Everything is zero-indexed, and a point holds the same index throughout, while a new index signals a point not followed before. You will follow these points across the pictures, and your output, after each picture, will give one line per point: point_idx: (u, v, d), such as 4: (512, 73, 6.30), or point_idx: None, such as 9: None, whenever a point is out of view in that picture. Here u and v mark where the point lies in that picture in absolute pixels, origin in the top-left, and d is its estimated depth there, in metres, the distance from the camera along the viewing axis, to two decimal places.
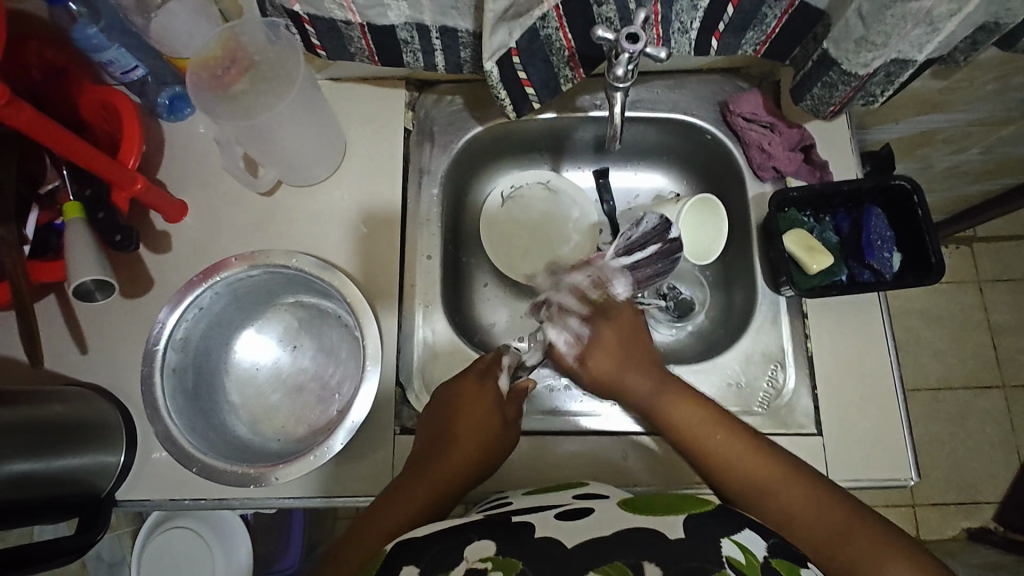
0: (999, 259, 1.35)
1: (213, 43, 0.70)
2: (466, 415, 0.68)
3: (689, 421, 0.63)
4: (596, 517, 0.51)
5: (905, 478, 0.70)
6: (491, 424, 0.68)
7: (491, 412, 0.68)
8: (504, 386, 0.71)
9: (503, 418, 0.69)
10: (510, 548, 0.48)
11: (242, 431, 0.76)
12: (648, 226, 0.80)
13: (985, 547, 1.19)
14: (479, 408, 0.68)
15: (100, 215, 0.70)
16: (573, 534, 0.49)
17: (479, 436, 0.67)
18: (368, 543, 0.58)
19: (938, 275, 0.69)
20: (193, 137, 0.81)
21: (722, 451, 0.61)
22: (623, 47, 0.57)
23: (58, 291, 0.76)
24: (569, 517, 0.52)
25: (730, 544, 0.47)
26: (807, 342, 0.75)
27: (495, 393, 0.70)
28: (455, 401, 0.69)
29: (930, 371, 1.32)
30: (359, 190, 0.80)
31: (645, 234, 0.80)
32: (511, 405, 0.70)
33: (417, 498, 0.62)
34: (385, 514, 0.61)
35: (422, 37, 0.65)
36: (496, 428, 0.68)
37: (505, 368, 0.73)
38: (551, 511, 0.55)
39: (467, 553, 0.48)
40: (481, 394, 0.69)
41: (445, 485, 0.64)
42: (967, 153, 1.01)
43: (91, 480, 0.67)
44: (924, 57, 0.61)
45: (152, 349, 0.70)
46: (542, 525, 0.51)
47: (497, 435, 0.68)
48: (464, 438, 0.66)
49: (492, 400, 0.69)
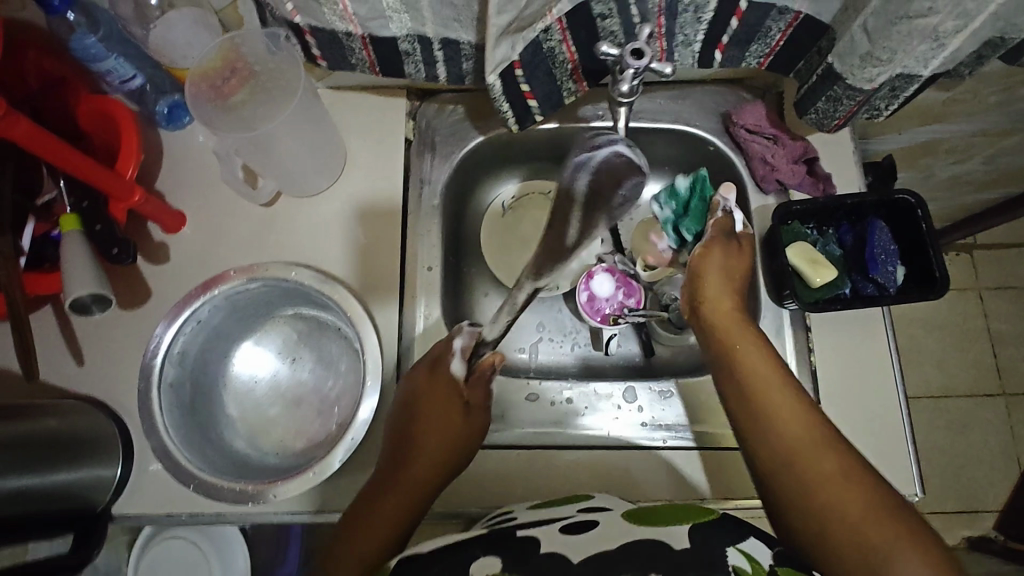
0: (999, 267, 1.35)
1: (212, 54, 0.68)
2: (427, 407, 0.67)
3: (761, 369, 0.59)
4: (601, 529, 0.51)
5: (910, 494, 0.69)
6: (455, 410, 0.66)
7: (455, 403, 0.67)
8: (460, 370, 0.68)
9: (467, 405, 0.67)
10: (516, 567, 0.47)
11: (240, 446, 0.75)
12: (611, 153, 0.76)
13: (985, 556, 1.18)
14: (441, 395, 0.67)
15: (97, 227, 0.69)
16: (576, 549, 0.48)
17: (446, 424, 0.66)
18: (356, 551, 0.60)
19: (943, 290, 0.68)
20: (192, 147, 0.80)
21: (772, 400, 0.57)
22: (627, 63, 0.56)
23: (55, 302, 0.75)
24: (574, 530, 0.52)
25: (734, 552, 0.46)
26: (811, 357, 0.74)
27: (451, 379, 0.68)
28: (412, 395, 0.68)
29: (930, 379, 1.31)
30: (360, 200, 0.79)
31: (602, 163, 0.77)
32: (473, 390, 0.68)
33: (397, 499, 0.63)
34: (370, 524, 0.61)
35: (424, 49, 0.64)
36: (460, 417, 0.66)
37: (456, 351, 0.69)
38: (556, 524, 0.54)
39: (472, 571, 0.48)
40: (437, 385, 0.67)
41: (424, 477, 0.64)
42: (969, 163, 1.00)
43: (87, 495, 0.67)
44: (929, 72, 0.60)
45: (149, 364, 0.70)
46: (547, 540, 0.50)
47: (463, 424, 0.66)
48: (430, 428, 0.65)
49: (450, 388, 0.67)
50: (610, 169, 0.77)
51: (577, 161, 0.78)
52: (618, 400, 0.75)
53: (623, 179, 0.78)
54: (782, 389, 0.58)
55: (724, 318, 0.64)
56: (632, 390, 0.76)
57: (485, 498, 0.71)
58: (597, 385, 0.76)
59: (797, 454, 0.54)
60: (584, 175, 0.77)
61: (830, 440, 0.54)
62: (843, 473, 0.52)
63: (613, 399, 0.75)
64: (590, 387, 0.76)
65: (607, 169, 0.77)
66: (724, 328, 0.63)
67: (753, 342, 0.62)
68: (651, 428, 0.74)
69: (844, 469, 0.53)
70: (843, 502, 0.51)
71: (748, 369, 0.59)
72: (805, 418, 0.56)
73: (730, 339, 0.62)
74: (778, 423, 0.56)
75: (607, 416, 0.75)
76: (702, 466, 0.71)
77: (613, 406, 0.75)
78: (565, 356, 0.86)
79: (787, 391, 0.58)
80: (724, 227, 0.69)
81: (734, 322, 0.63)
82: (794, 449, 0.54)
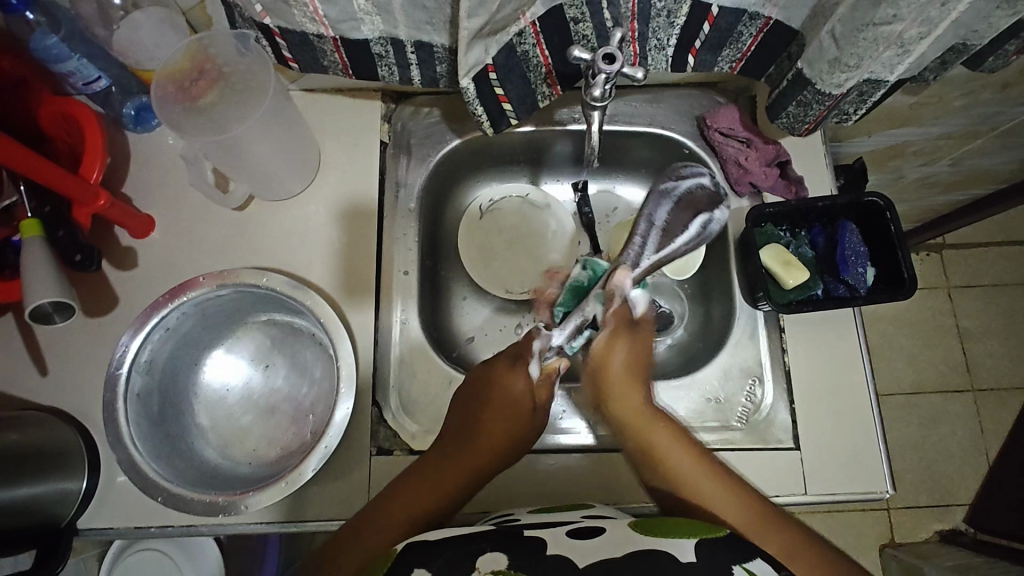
0: (966, 266, 1.38)
1: (179, 55, 0.67)
2: (493, 408, 0.69)
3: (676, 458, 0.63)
4: (607, 537, 0.51)
5: (881, 491, 0.70)
6: (523, 409, 0.70)
7: (523, 400, 0.70)
8: (533, 371, 0.71)
9: (534, 403, 0.71)
10: (518, 562, 0.47)
11: (210, 456, 0.74)
12: (697, 184, 0.72)
13: (956, 548, 1.21)
14: (513, 391, 0.70)
15: (60, 233, 0.67)
16: (583, 553, 0.48)
17: (509, 421, 0.69)
18: (371, 540, 0.60)
19: (911, 291, 0.70)
20: (160, 150, 0.78)
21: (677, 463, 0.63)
22: (599, 67, 0.57)
23: (17, 310, 0.73)
24: (582, 535, 0.52)
25: (740, 570, 0.47)
26: (785, 356, 0.75)
27: (527, 380, 0.71)
28: (486, 390, 0.70)
29: (902, 375, 1.34)
30: (333, 204, 0.78)
31: (688, 191, 0.71)
32: (542, 390, 0.71)
33: (419, 500, 0.62)
34: (381, 514, 0.61)
35: (397, 51, 0.64)
36: (528, 413, 0.70)
37: (534, 354, 0.72)
38: (561, 528, 0.54)
39: (478, 565, 0.47)
40: (513, 381, 0.70)
41: (449, 487, 0.64)
42: (936, 165, 1.03)
43: (49, 509, 0.64)
44: (895, 78, 0.62)
45: (115, 373, 0.68)
46: (552, 543, 0.50)
47: (527, 419, 0.70)
48: (492, 424, 0.68)
49: (524, 387, 0.70)
50: (696, 201, 0.71)
51: (663, 186, 0.70)
52: None
53: (706, 213, 0.71)
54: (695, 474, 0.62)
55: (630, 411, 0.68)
56: None
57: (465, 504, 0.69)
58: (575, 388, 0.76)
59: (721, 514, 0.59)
60: (668, 203, 0.70)
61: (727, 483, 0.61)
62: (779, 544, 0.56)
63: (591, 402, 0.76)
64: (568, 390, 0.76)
65: (691, 201, 0.71)
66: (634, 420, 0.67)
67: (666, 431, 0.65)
68: None
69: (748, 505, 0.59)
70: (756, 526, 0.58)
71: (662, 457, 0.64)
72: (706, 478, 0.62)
73: (633, 423, 0.67)
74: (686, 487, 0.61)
75: (584, 420, 0.75)
76: None
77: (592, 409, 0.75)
78: None
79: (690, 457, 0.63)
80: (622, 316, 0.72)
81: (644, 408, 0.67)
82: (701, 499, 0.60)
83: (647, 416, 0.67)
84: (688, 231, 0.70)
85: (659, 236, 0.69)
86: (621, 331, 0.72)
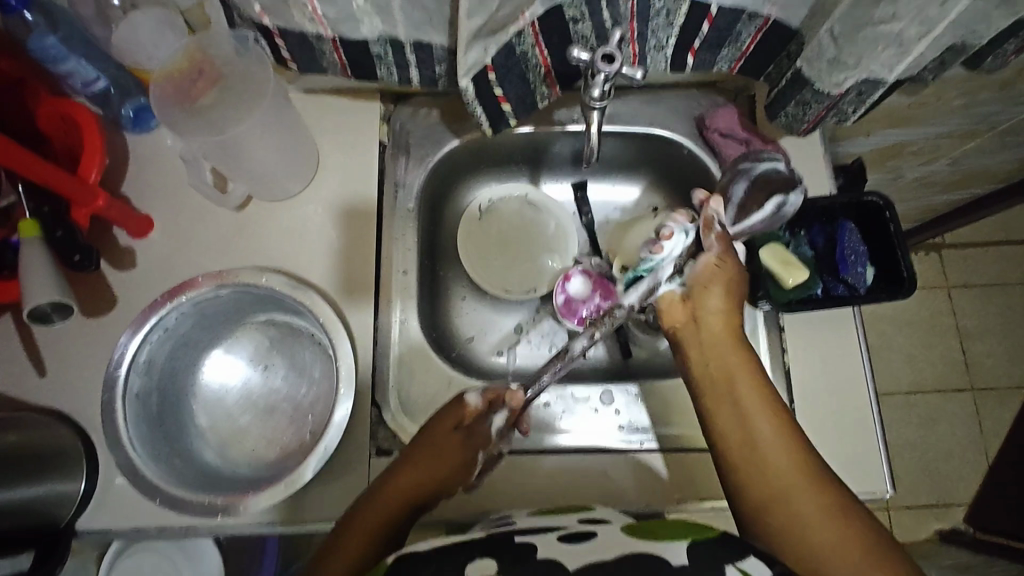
0: (965, 265, 1.39)
1: (179, 56, 0.68)
2: (433, 441, 0.65)
3: (754, 404, 0.60)
4: (597, 541, 0.51)
5: (881, 491, 0.70)
6: (450, 453, 0.65)
7: (450, 445, 0.66)
8: (472, 401, 0.67)
9: (466, 441, 0.67)
10: (516, 564, 0.47)
11: (210, 457, 0.74)
12: (773, 168, 0.74)
13: (956, 548, 1.21)
14: (445, 429, 0.66)
15: (58, 233, 0.65)
16: (574, 557, 0.48)
17: (434, 469, 0.65)
18: (360, 531, 0.60)
19: (910, 291, 0.70)
20: (158, 150, 0.78)
21: (755, 409, 0.59)
22: (598, 68, 0.57)
23: (15, 311, 0.73)
24: (573, 539, 0.52)
25: (734, 571, 0.46)
26: (785, 356, 0.75)
27: (462, 413, 0.67)
28: (427, 426, 0.67)
29: (902, 375, 1.34)
30: (332, 204, 0.78)
31: (764, 174, 0.74)
32: (479, 424, 0.68)
33: (386, 504, 0.62)
34: (381, 505, 0.62)
35: (396, 52, 0.64)
36: (448, 460, 0.65)
37: (475, 387, 0.69)
38: (555, 533, 0.54)
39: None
40: (448, 421, 0.67)
41: (387, 517, 0.61)
42: (935, 165, 1.03)
43: (47, 511, 0.64)
44: (895, 77, 0.61)
45: (114, 374, 0.68)
46: (545, 548, 0.50)
47: (449, 467, 0.65)
48: (421, 468, 0.64)
49: (450, 427, 0.66)
50: (771, 181, 0.74)
51: (742, 166, 0.75)
52: (596, 402, 0.75)
53: (781, 195, 0.73)
54: (772, 420, 0.59)
55: (710, 343, 0.64)
56: (611, 393, 0.76)
57: (465, 506, 0.69)
58: (575, 389, 0.76)
59: (780, 476, 0.56)
60: (744, 181, 0.74)
61: (799, 445, 0.58)
62: (834, 520, 0.53)
63: (591, 402, 0.75)
64: (568, 390, 0.76)
65: (766, 180, 0.74)
66: (717, 351, 0.63)
67: (748, 373, 0.62)
68: (629, 431, 0.74)
69: (812, 475, 0.56)
70: (813, 501, 0.54)
71: (739, 399, 0.60)
72: (781, 437, 0.58)
73: (715, 356, 0.63)
74: (757, 437, 0.58)
75: (583, 420, 0.75)
76: (682, 470, 0.71)
77: (591, 409, 0.75)
78: (542, 357, 0.85)
79: (768, 409, 0.59)
80: (724, 241, 0.67)
81: (727, 344, 0.63)
82: (767, 456, 0.57)
83: (733, 352, 0.63)
84: (762, 210, 0.73)
85: (734, 210, 0.74)
86: (728, 254, 0.67)
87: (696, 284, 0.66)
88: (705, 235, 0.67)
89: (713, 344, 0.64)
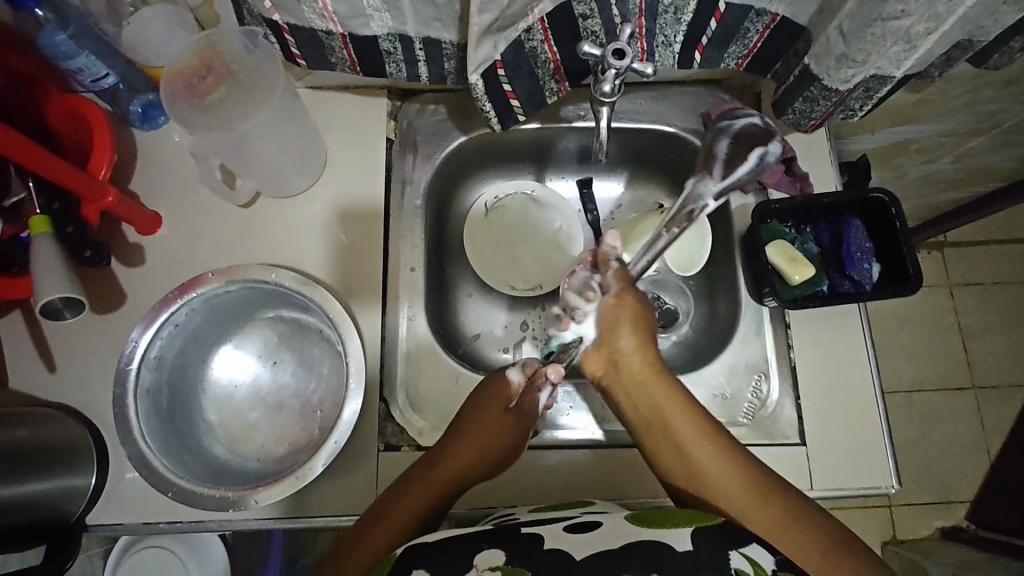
0: (967, 263, 1.39)
1: (188, 52, 0.68)
2: (481, 420, 0.67)
3: (688, 431, 0.61)
4: (600, 530, 0.51)
5: (886, 486, 0.71)
6: (500, 433, 0.67)
7: (498, 423, 0.67)
8: (516, 377, 0.68)
9: (514, 420, 0.67)
10: (527, 556, 0.48)
11: (220, 452, 0.74)
12: (748, 123, 0.76)
13: (958, 545, 1.21)
14: (492, 409, 0.67)
15: (69, 230, 0.66)
16: (580, 546, 0.48)
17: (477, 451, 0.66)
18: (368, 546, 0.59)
19: (917, 286, 0.70)
20: (166, 146, 0.78)
21: (688, 441, 0.60)
22: (610, 62, 0.57)
23: (24, 307, 0.73)
24: (578, 529, 0.52)
25: (737, 555, 0.47)
26: (791, 352, 0.75)
27: (509, 391, 0.68)
28: (473, 405, 0.68)
29: (904, 372, 1.35)
30: (339, 201, 0.78)
31: (742, 130, 0.76)
32: (529, 398, 0.68)
33: (410, 505, 0.61)
34: (394, 510, 0.61)
35: (405, 48, 0.64)
36: (496, 438, 0.67)
37: (515, 363, 0.70)
38: (560, 523, 0.54)
39: (475, 566, 0.48)
40: (495, 401, 0.68)
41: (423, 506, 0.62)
42: (939, 162, 1.03)
43: (59, 505, 0.65)
44: (901, 73, 0.62)
45: (124, 369, 0.68)
46: (552, 537, 0.50)
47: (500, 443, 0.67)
48: (460, 451, 0.65)
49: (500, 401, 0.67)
50: (750, 135, 0.76)
51: (722, 126, 0.77)
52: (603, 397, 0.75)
53: (761, 146, 0.75)
54: (707, 444, 0.60)
55: (636, 380, 0.65)
56: None
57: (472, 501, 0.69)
58: (582, 383, 0.76)
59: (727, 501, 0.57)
60: (725, 138, 0.76)
61: (739, 463, 0.59)
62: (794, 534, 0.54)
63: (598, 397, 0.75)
64: (575, 385, 0.76)
65: (746, 134, 0.76)
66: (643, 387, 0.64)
67: (676, 404, 0.62)
68: None
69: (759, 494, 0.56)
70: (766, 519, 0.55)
71: (673, 431, 0.61)
72: (721, 462, 0.59)
73: (643, 395, 0.64)
74: (697, 468, 0.59)
75: (592, 415, 0.75)
76: None
77: (598, 404, 0.75)
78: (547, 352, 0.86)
79: (704, 435, 0.60)
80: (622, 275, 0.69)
81: (653, 377, 0.65)
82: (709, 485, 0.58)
83: (658, 385, 0.64)
84: (746, 163, 0.74)
85: (721, 166, 0.75)
86: (626, 290, 0.69)
87: (604, 325, 0.68)
88: (604, 274, 0.69)
89: (638, 383, 0.65)
